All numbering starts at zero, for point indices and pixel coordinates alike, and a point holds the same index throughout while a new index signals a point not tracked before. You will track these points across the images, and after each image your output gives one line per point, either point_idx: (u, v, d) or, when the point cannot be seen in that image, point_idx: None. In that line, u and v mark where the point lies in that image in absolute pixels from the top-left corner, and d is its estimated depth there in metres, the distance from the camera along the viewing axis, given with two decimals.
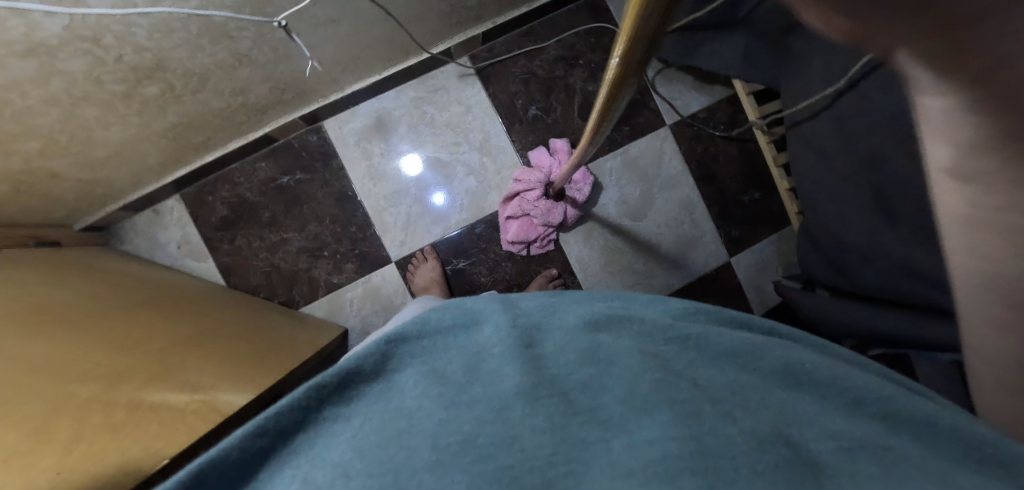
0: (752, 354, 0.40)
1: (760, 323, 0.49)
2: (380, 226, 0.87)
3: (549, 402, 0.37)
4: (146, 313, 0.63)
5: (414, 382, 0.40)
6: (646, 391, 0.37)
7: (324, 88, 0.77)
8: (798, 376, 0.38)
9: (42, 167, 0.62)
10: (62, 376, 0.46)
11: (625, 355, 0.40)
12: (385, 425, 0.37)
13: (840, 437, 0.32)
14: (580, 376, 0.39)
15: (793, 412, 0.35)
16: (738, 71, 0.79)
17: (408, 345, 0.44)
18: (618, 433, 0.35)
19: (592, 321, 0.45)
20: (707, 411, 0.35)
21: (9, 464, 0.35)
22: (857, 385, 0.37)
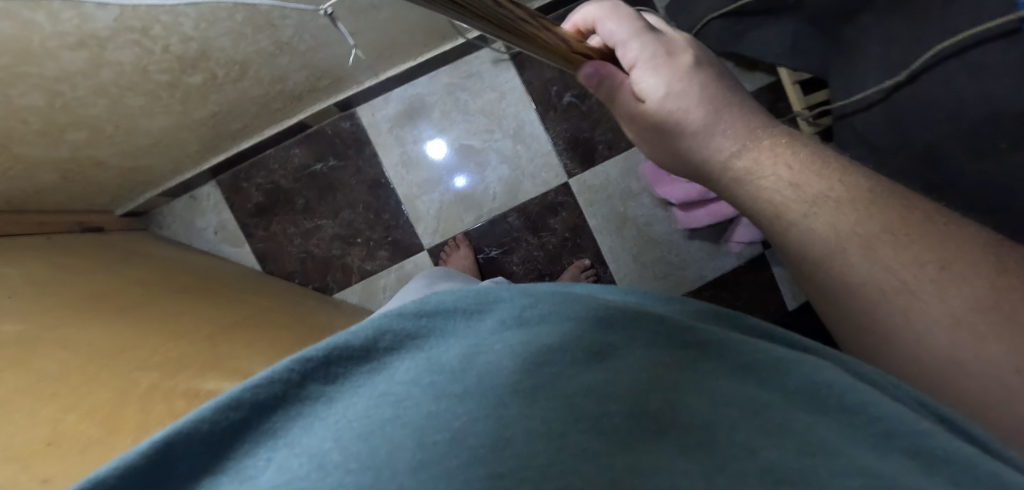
0: (772, 373, 0.29)
1: (783, 337, 0.38)
2: (413, 214, 0.87)
3: (553, 401, 0.27)
4: (193, 299, 0.65)
5: (410, 365, 0.30)
6: (651, 406, 0.27)
7: (359, 75, 0.77)
8: (821, 402, 0.27)
9: (88, 155, 0.63)
10: (125, 363, 0.48)
11: (641, 360, 0.31)
12: (378, 404, 0.27)
13: (867, 473, 0.22)
14: (585, 377, 0.29)
15: (814, 439, 0.24)
16: (784, 58, 0.77)
17: (401, 322, 0.33)
18: (624, 449, 0.24)
19: (611, 315, 0.35)
20: (720, 443, 0.24)
21: (84, 452, 0.37)
22: (886, 414, 0.26)
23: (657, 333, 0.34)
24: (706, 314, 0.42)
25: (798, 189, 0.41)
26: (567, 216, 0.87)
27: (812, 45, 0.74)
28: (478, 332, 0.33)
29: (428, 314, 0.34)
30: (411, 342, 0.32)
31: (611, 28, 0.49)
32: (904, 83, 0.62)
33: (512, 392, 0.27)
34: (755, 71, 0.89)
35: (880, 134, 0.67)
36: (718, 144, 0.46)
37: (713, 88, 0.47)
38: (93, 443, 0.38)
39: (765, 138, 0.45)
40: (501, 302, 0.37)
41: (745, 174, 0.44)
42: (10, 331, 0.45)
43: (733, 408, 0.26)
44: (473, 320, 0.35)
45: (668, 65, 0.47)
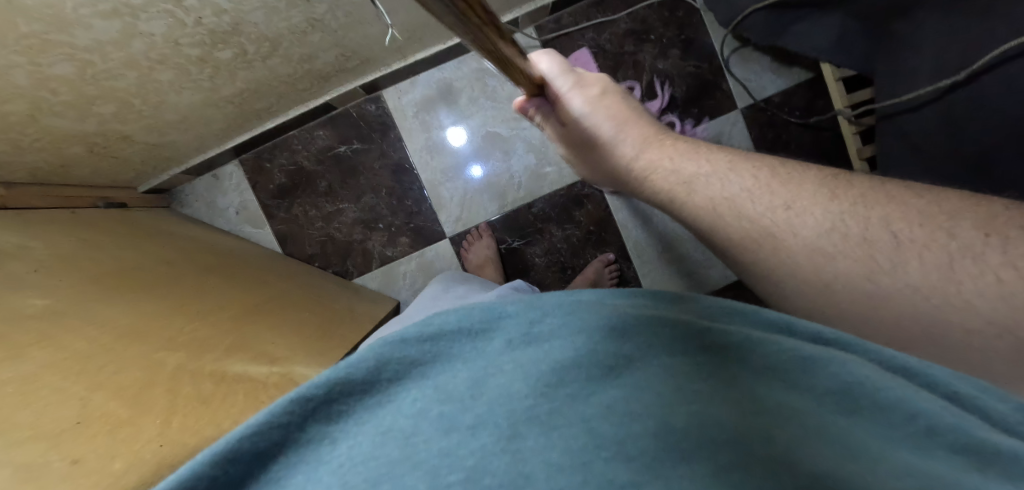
0: (802, 373, 0.28)
1: (806, 329, 0.32)
2: (436, 201, 0.86)
3: (571, 428, 0.26)
4: (215, 279, 0.64)
5: (415, 397, 0.30)
6: (678, 421, 0.26)
7: (388, 57, 0.76)
8: (857, 406, 0.27)
9: (114, 129, 0.62)
10: (153, 341, 0.47)
11: (659, 372, 0.29)
12: (384, 443, 0.27)
13: (919, 473, 0.22)
14: (602, 397, 0.28)
15: (858, 445, 0.24)
16: (827, 53, 0.75)
17: (404, 350, 0.32)
18: (654, 476, 0.24)
19: (622, 324, 0.33)
20: (757, 454, 0.24)
21: (114, 432, 0.37)
22: (926, 407, 0.26)
23: (673, 341, 0.31)
24: (725, 311, 0.37)
25: (677, 172, 0.48)
26: (592, 209, 0.85)
27: (858, 40, 0.72)
28: (484, 353, 0.33)
29: (432, 338, 0.33)
30: (414, 370, 0.32)
31: (544, 67, 0.61)
32: (963, 83, 0.59)
33: (524, 422, 0.27)
34: (791, 67, 0.87)
35: (929, 138, 0.65)
36: (626, 147, 0.55)
37: (625, 109, 0.59)
38: (122, 423, 0.38)
39: (668, 139, 0.53)
40: (507, 316, 0.35)
41: (644, 165, 0.52)
42: (38, 305, 0.44)
43: (761, 417, 0.26)
44: (478, 342, 0.34)
45: (586, 92, 0.59)
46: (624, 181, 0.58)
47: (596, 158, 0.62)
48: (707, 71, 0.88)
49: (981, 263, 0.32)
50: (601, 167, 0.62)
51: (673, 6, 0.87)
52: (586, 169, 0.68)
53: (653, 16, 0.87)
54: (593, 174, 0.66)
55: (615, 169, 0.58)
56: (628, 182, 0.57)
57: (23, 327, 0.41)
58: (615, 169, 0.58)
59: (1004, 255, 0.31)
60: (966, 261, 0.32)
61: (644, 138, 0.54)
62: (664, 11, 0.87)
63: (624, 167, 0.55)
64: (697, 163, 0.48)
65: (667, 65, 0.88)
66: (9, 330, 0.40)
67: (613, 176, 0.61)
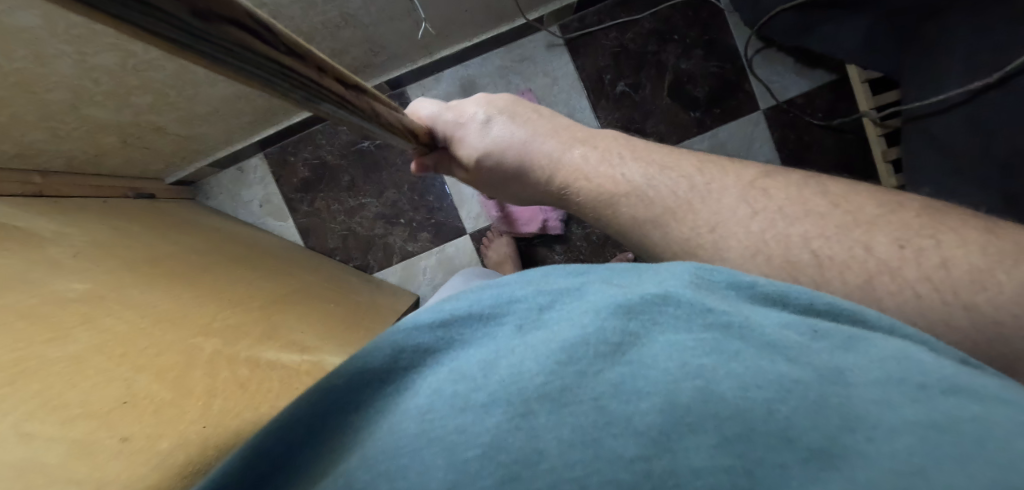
0: (802, 351, 0.28)
1: (796, 303, 0.32)
2: (457, 197, 0.87)
3: (581, 404, 0.27)
4: (243, 269, 0.66)
5: (432, 380, 0.30)
6: (683, 396, 0.26)
7: (415, 52, 0.78)
8: (849, 380, 0.26)
9: (149, 120, 0.64)
10: (190, 327, 0.48)
11: (666, 348, 0.29)
12: (400, 424, 0.27)
13: (917, 427, 0.23)
14: (612, 373, 0.28)
15: (856, 416, 0.24)
16: (857, 56, 0.75)
17: (419, 336, 0.33)
18: (665, 450, 0.25)
19: (632, 302, 0.32)
20: (759, 431, 0.24)
21: (160, 412, 0.38)
22: (914, 366, 0.26)
23: (677, 320, 0.31)
24: (729, 285, 0.34)
25: (604, 179, 0.49)
26: None
27: (886, 40, 0.72)
28: (494, 338, 0.32)
29: (445, 325, 0.33)
30: (429, 357, 0.32)
31: (428, 109, 0.63)
32: (995, 85, 0.59)
33: (537, 398, 0.27)
34: (815, 69, 0.87)
35: (958, 140, 0.64)
36: (536, 163, 0.55)
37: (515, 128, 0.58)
38: (166, 403, 0.39)
39: (582, 143, 0.54)
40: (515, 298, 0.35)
41: (569, 174, 0.52)
42: (79, 289, 0.45)
43: (765, 391, 0.26)
44: (488, 328, 0.33)
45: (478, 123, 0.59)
46: (554, 198, 0.56)
47: (519, 187, 0.59)
48: (730, 72, 0.88)
49: (899, 279, 0.34)
50: (527, 193, 0.60)
51: (697, 7, 0.87)
52: (515, 201, 0.66)
53: (677, 16, 0.87)
54: (523, 201, 0.64)
55: (540, 188, 0.56)
56: (559, 199, 0.55)
57: (66, 310, 0.42)
58: (540, 190, 0.57)
59: (920, 269, 0.34)
60: (886, 277, 0.35)
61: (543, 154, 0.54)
62: (688, 12, 0.87)
63: (548, 186, 0.55)
64: (613, 166, 0.49)
65: (690, 65, 0.88)
66: (53, 312, 0.41)
67: (543, 199, 0.59)
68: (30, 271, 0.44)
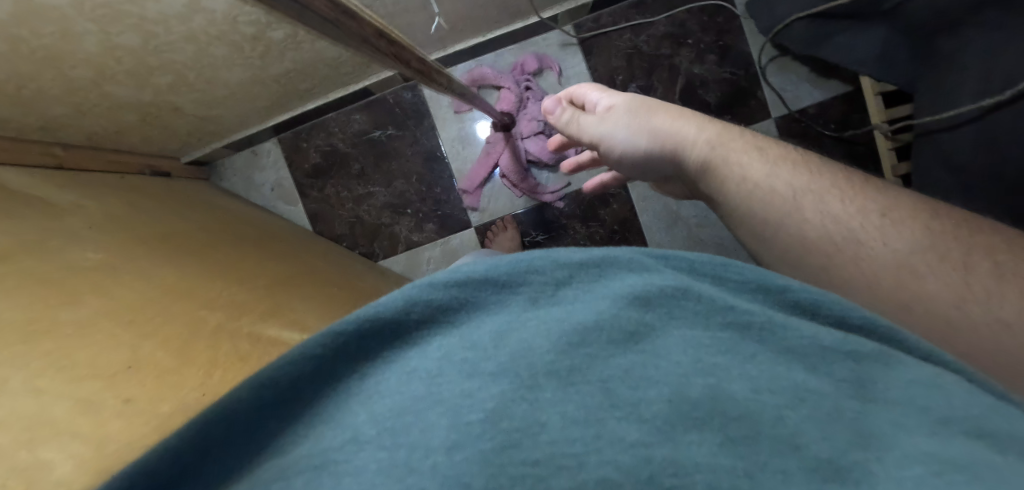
0: (821, 360, 0.29)
1: (830, 315, 0.32)
2: (464, 191, 0.88)
3: (591, 385, 0.28)
4: (252, 248, 0.67)
5: (443, 342, 0.31)
6: (694, 391, 0.27)
7: (429, 46, 0.79)
8: (872, 395, 0.27)
9: (167, 100, 0.66)
10: (195, 300, 0.50)
11: (680, 341, 0.30)
12: (405, 382, 0.28)
13: (931, 461, 0.23)
14: (623, 359, 0.29)
15: (864, 431, 0.26)
16: (870, 67, 0.75)
17: (433, 292, 0.32)
18: (667, 439, 0.26)
19: (651, 292, 0.31)
20: (765, 434, 0.26)
21: (161, 379, 0.40)
22: (940, 399, 0.26)
23: (696, 314, 0.31)
24: (759, 287, 0.33)
25: (761, 153, 0.51)
26: (618, 209, 0.86)
27: (899, 52, 0.73)
28: (506, 308, 0.32)
29: (460, 283, 0.32)
30: (441, 315, 0.32)
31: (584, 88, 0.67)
32: (1006, 102, 0.60)
33: (546, 373, 0.28)
34: (829, 79, 0.87)
35: (966, 157, 0.65)
36: (689, 140, 0.54)
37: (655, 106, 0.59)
38: (169, 371, 0.41)
39: (733, 140, 0.53)
40: (529, 273, 0.34)
41: (716, 144, 0.53)
42: (92, 258, 0.47)
43: (776, 396, 0.27)
44: (504, 294, 0.33)
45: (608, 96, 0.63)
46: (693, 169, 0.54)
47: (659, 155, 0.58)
48: (742, 78, 0.88)
49: None
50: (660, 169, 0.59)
51: (713, 12, 0.87)
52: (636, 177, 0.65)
53: (692, 21, 0.88)
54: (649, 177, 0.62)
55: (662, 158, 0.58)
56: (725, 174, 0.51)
57: (78, 278, 0.44)
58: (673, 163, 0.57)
59: None
60: None
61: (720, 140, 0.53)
62: (704, 16, 0.87)
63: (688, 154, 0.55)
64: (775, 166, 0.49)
65: (702, 70, 0.88)
66: (67, 279, 0.43)
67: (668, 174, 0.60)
68: (46, 239, 0.46)
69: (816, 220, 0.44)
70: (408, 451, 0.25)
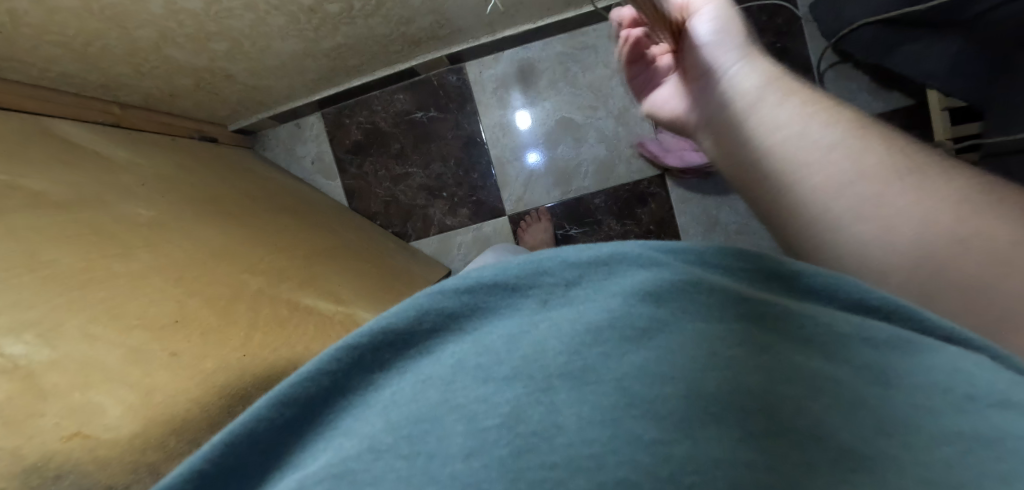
0: (842, 348, 0.26)
1: (848, 298, 0.29)
2: (501, 178, 0.87)
3: (603, 384, 0.23)
4: (291, 218, 0.68)
5: (457, 348, 0.27)
6: (709, 386, 0.23)
7: (478, 30, 0.78)
8: (890, 380, 0.24)
9: (222, 67, 0.67)
10: (238, 263, 0.51)
11: (695, 334, 0.25)
12: (420, 390, 0.25)
13: (959, 440, 0.22)
14: (637, 357, 0.24)
15: (889, 418, 0.23)
16: (940, 79, 0.71)
17: (442, 301, 0.28)
18: (686, 436, 0.21)
19: (658, 287, 0.27)
20: (789, 428, 0.22)
21: (206, 336, 0.41)
22: (955, 376, 0.24)
23: (712, 304, 0.27)
24: (763, 274, 0.31)
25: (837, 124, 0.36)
26: (655, 208, 0.84)
27: (974, 67, 0.68)
28: (517, 310, 0.28)
29: (472, 289, 0.29)
30: (451, 324, 0.28)
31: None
32: None
33: (559, 375, 0.23)
34: (892, 89, 0.83)
35: None
36: (741, 80, 0.41)
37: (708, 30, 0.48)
38: (214, 329, 0.42)
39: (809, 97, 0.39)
40: (542, 271, 0.30)
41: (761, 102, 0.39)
42: (144, 215, 0.49)
43: (796, 387, 0.24)
44: (516, 298, 0.29)
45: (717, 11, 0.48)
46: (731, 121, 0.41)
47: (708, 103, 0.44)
48: None
49: None
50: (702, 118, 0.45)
51: (772, 12, 0.85)
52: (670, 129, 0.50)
53: (749, 20, 0.85)
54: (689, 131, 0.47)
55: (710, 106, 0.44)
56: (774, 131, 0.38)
57: (133, 231, 0.45)
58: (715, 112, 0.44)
59: None
60: None
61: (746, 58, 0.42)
62: (763, 17, 0.85)
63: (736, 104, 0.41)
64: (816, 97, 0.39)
65: None
66: (122, 232, 0.44)
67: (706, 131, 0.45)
68: (103, 193, 0.47)
69: (870, 166, 0.33)
70: (426, 460, 0.21)
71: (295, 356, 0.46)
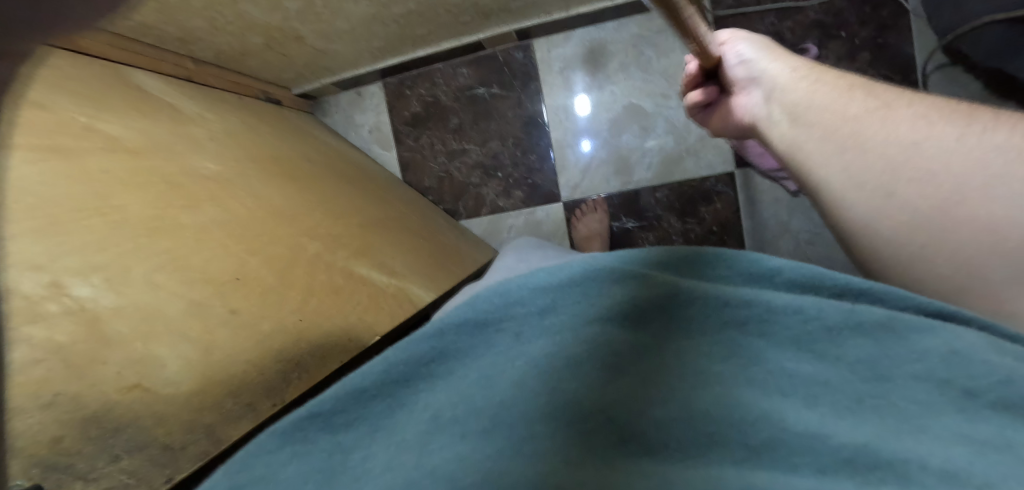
0: (836, 346, 0.29)
1: (837, 290, 0.32)
2: (560, 163, 0.84)
3: (603, 422, 0.26)
4: (345, 184, 0.68)
5: (433, 396, 0.29)
6: (708, 405, 0.26)
7: (551, 4, 0.74)
8: (887, 375, 0.27)
9: (293, 27, 0.66)
10: (296, 227, 0.50)
11: (674, 370, 0.28)
12: (403, 445, 0.26)
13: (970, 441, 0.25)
14: (626, 391, 0.27)
15: (901, 417, 0.26)
16: None
17: (410, 350, 0.30)
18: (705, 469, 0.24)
19: (632, 307, 0.31)
20: (822, 452, 0.24)
21: (267, 299, 0.41)
22: (963, 372, 0.27)
23: (686, 324, 0.31)
24: (747, 277, 0.34)
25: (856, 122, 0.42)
26: (721, 208, 0.79)
27: None
28: (487, 348, 0.31)
29: (439, 333, 0.31)
30: (423, 368, 0.30)
31: (739, 49, 0.51)
32: None
33: (545, 420, 0.26)
34: (1007, 102, 0.73)
35: None
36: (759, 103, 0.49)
37: (762, 86, 0.49)
38: (273, 290, 0.42)
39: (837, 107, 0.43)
40: (506, 308, 0.32)
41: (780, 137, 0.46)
42: (210, 169, 0.48)
43: (801, 394, 0.27)
44: (491, 334, 0.31)
45: (758, 66, 0.49)
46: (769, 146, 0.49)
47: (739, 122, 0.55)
48: (896, 85, 0.77)
49: None
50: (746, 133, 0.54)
51: (876, 3, 0.76)
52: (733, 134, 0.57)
53: (850, 10, 0.77)
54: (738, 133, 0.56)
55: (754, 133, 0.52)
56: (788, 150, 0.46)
57: (200, 184, 0.45)
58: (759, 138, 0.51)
59: None
60: None
61: (804, 126, 0.44)
62: (865, 7, 0.76)
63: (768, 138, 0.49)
64: (894, 112, 0.40)
65: (851, 69, 0.78)
66: (191, 185, 0.44)
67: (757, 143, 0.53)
68: (173, 144, 0.47)
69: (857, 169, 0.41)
70: None
71: (349, 326, 0.47)
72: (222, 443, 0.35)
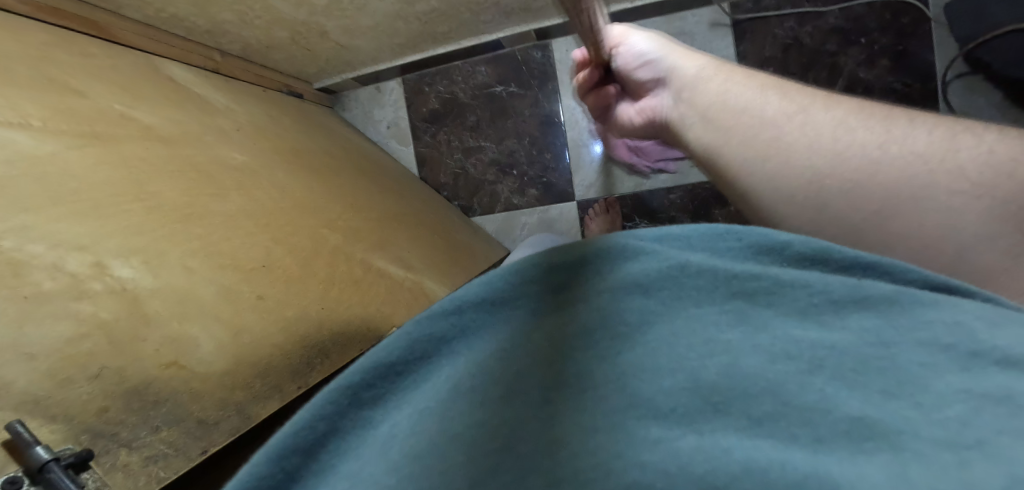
0: (938, 357, 0.21)
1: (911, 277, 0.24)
2: (574, 163, 0.84)
3: (648, 435, 0.21)
4: (361, 177, 0.69)
5: (434, 400, 0.24)
6: (710, 375, 0.22)
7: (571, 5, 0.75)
8: (896, 343, 0.22)
9: (319, 22, 0.67)
10: (318, 218, 0.52)
11: (729, 368, 0.22)
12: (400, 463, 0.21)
13: None
14: (675, 395, 0.21)
15: None
16: None
17: (403, 343, 0.25)
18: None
19: (674, 292, 0.24)
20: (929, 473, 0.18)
21: (292, 288, 0.43)
22: None
23: (745, 313, 0.24)
24: (811, 260, 0.25)
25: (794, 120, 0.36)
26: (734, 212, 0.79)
27: None
28: (499, 339, 0.25)
29: (445, 315, 0.26)
30: (421, 364, 0.25)
31: (634, 45, 0.47)
32: None
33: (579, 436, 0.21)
34: None
35: None
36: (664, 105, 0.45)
37: (668, 85, 0.45)
38: (297, 279, 0.44)
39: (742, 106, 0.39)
40: (521, 290, 0.26)
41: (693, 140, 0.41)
42: (238, 159, 0.50)
43: (794, 363, 0.22)
44: (502, 315, 0.26)
45: (656, 65, 0.46)
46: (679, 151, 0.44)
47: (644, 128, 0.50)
48: (917, 92, 0.76)
49: None
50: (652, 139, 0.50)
51: (898, 10, 0.75)
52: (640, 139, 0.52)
53: (870, 16, 0.76)
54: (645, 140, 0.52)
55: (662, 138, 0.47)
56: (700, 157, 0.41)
57: (228, 174, 0.47)
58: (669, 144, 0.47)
59: None
60: None
61: (715, 127, 0.39)
62: (887, 14, 0.76)
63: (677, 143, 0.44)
64: (808, 106, 0.36)
65: (870, 76, 0.77)
66: (220, 175, 0.46)
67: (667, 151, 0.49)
68: (203, 134, 0.49)
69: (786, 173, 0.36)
70: None
71: (368, 316, 0.48)
72: (250, 421, 0.36)
